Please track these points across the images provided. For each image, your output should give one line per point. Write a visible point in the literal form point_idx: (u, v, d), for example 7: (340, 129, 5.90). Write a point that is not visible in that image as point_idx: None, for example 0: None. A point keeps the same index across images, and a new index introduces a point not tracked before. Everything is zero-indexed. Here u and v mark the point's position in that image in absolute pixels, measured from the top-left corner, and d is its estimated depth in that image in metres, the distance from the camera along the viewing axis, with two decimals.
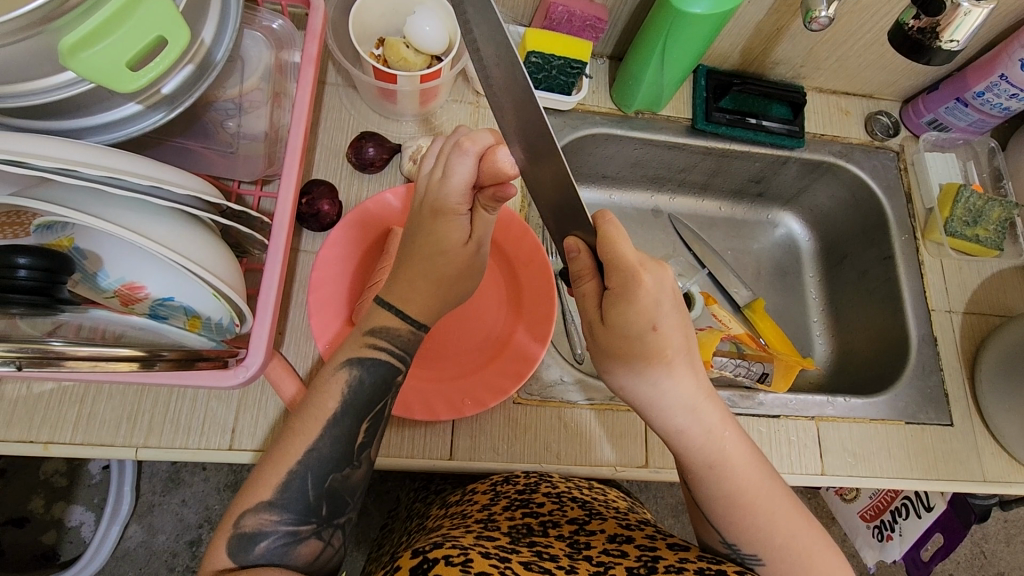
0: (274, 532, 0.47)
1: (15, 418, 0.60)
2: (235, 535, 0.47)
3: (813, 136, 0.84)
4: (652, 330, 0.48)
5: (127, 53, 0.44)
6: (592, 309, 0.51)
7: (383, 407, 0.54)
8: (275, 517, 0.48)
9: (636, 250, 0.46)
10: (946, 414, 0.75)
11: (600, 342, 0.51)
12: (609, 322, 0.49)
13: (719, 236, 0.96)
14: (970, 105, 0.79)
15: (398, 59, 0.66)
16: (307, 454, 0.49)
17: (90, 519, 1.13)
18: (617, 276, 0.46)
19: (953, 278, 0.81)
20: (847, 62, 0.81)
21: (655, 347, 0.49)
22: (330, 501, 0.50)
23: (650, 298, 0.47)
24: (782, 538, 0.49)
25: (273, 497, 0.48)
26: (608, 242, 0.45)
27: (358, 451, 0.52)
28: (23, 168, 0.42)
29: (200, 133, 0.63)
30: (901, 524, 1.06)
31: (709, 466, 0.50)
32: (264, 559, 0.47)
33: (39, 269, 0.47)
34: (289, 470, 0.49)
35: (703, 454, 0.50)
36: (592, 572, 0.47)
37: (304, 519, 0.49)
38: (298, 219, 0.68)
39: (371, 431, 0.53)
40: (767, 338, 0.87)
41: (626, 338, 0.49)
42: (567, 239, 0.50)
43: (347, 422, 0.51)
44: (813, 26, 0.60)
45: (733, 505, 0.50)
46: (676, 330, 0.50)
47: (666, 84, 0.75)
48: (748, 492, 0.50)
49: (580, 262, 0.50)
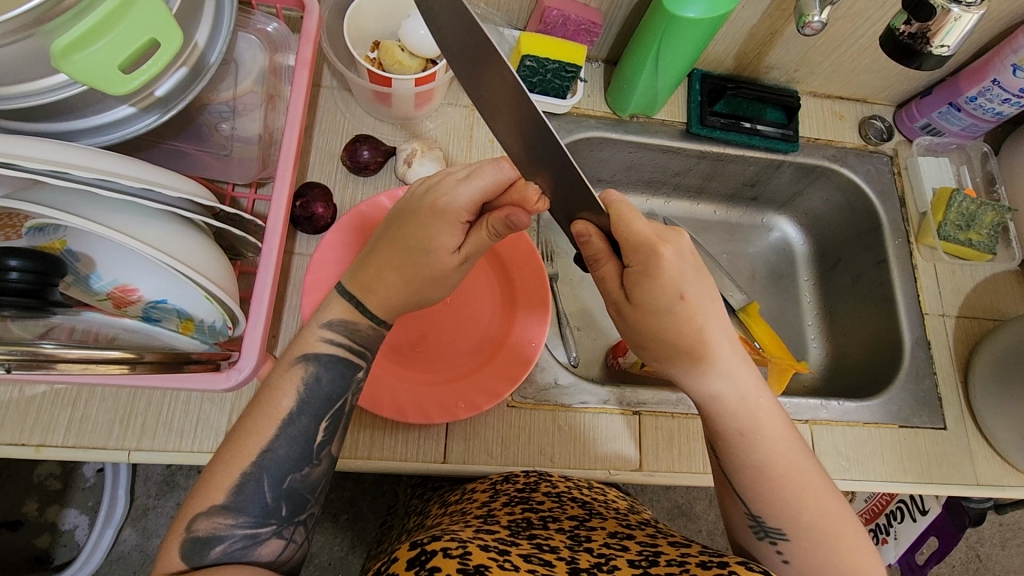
0: (230, 536, 0.46)
1: (7, 420, 0.60)
2: (188, 540, 0.46)
3: (807, 140, 0.85)
4: (680, 300, 0.47)
5: (120, 56, 0.44)
6: (616, 289, 0.51)
7: (342, 402, 0.53)
8: (230, 521, 0.47)
9: (649, 225, 0.46)
10: (939, 417, 0.75)
11: (629, 321, 0.51)
12: (639, 301, 0.49)
13: (715, 239, 0.96)
14: (963, 110, 0.80)
15: (393, 62, 0.67)
16: (262, 454, 0.48)
17: (84, 523, 1.12)
18: (636, 255, 0.46)
19: (946, 282, 0.81)
20: (842, 66, 0.81)
21: (685, 319, 0.48)
22: (290, 501, 0.49)
23: (674, 270, 0.46)
24: (811, 512, 0.48)
25: (227, 501, 0.47)
26: (620, 218, 0.46)
27: (318, 449, 0.51)
28: (13, 169, 0.42)
29: (195, 136, 0.63)
30: (897, 527, 1.07)
31: (742, 434, 0.49)
32: (221, 562, 0.46)
33: (30, 271, 0.47)
34: (242, 472, 0.47)
35: (736, 421, 0.49)
36: (593, 564, 0.47)
37: (263, 521, 0.48)
38: (291, 221, 0.68)
39: (331, 429, 0.52)
40: (762, 342, 0.86)
41: (655, 314, 0.48)
42: (578, 223, 0.50)
43: (303, 421, 0.50)
44: (806, 31, 0.60)
45: (762, 479, 0.49)
46: (705, 297, 0.48)
47: (660, 88, 0.75)
48: (777, 465, 0.49)
49: (595, 246, 0.50)
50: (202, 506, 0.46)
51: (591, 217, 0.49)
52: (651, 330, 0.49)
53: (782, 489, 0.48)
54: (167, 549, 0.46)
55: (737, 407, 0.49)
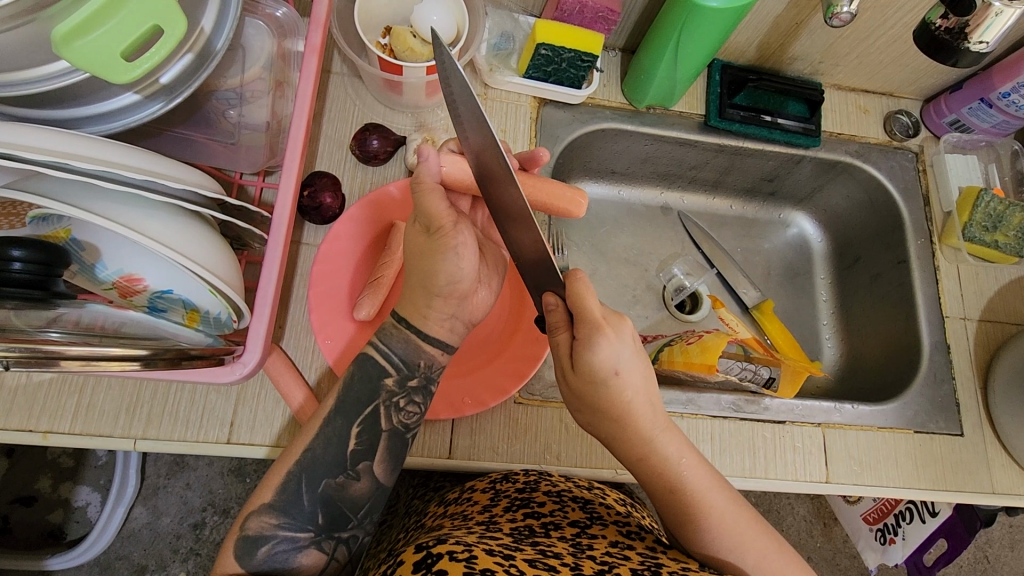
0: (275, 536, 0.51)
1: (15, 406, 0.60)
2: (240, 537, 0.51)
3: (830, 135, 0.82)
4: (615, 374, 0.49)
5: (123, 42, 0.42)
6: (564, 359, 0.52)
7: (374, 408, 0.55)
8: (275, 521, 0.51)
9: (601, 305, 0.49)
10: (956, 423, 0.73)
11: (573, 387, 0.52)
12: (583, 374, 0.50)
13: (729, 235, 0.94)
14: (994, 106, 0.77)
15: (405, 49, 0.65)
16: (302, 454, 0.53)
17: (96, 500, 1.14)
18: (582, 328, 0.49)
19: (968, 284, 0.79)
20: (869, 58, 0.78)
21: (616, 392, 0.50)
22: (326, 511, 0.53)
23: (611, 350, 0.49)
24: (754, 553, 0.50)
25: (274, 499, 0.52)
26: (577, 297, 0.48)
27: (352, 461, 0.54)
28: (12, 160, 0.41)
29: (203, 123, 0.62)
30: (905, 528, 1.03)
31: (668, 490, 0.53)
32: (265, 564, 0.50)
33: (35, 263, 0.46)
34: (286, 471, 0.52)
35: (660, 478, 0.53)
36: (597, 570, 0.46)
37: (304, 526, 0.52)
38: (298, 211, 0.67)
39: (365, 439, 0.55)
40: (775, 340, 0.85)
41: (591, 385, 0.50)
42: (545, 294, 0.52)
43: (338, 425, 0.54)
44: (834, 22, 0.57)
45: (697, 530, 0.51)
46: (636, 373, 0.51)
47: (679, 79, 0.73)
48: (708, 516, 0.51)
49: (557, 315, 0.51)
50: (254, 506, 0.52)
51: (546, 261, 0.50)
52: (590, 397, 0.52)
53: (717, 538, 0.50)
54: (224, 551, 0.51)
55: (667, 463, 0.53)
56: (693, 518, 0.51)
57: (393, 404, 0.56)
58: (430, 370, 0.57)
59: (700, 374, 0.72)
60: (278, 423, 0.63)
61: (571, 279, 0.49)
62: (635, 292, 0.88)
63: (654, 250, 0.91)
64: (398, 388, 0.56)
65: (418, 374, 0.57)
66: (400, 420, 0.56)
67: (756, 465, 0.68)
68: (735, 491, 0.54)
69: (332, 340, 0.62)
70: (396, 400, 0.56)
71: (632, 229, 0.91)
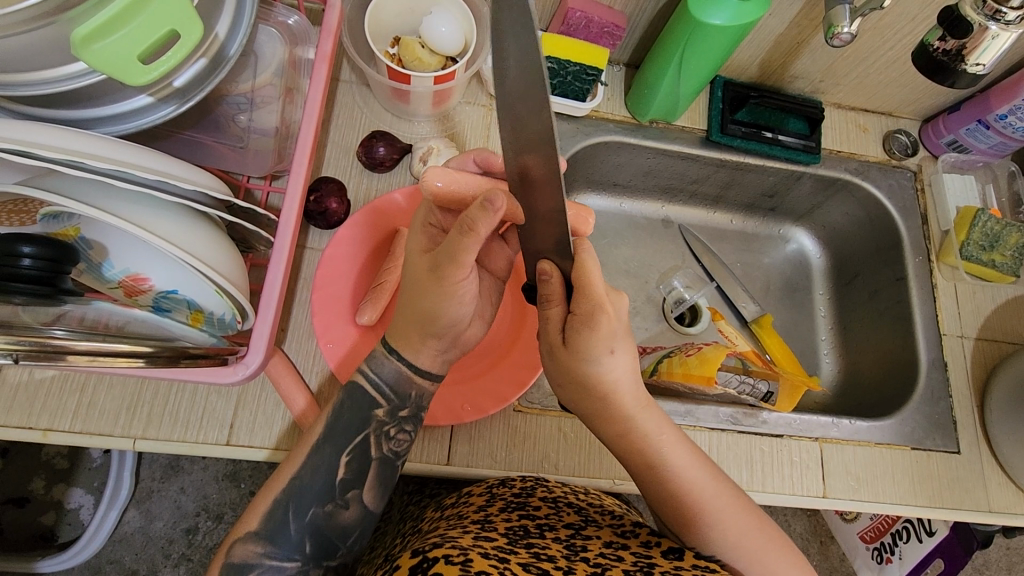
0: (261, 565, 0.51)
1: (15, 404, 0.60)
2: (225, 565, 0.50)
3: (829, 152, 0.84)
4: (607, 353, 0.50)
5: (139, 47, 0.43)
6: (554, 331, 0.53)
7: (363, 438, 0.55)
8: (260, 550, 0.51)
9: (604, 283, 0.49)
10: (953, 441, 0.74)
11: (558, 361, 0.53)
12: (573, 346, 0.51)
13: (729, 248, 0.95)
14: (992, 127, 0.78)
15: (413, 59, 0.66)
16: (289, 483, 0.53)
17: (89, 502, 1.13)
18: (583, 302, 0.49)
19: (966, 303, 0.80)
20: (869, 79, 0.80)
21: (603, 372, 0.51)
22: (314, 540, 0.53)
23: (608, 327, 0.49)
24: (735, 530, 0.50)
25: (259, 527, 0.52)
26: (581, 268, 0.48)
27: (341, 489, 0.54)
28: (28, 158, 0.42)
29: (212, 127, 0.63)
30: (902, 547, 1.04)
31: (647, 467, 0.53)
32: None
33: (43, 258, 0.47)
34: (269, 502, 0.52)
35: (639, 457, 0.54)
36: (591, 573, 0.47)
37: (291, 556, 0.52)
38: (305, 215, 0.68)
39: (354, 467, 0.55)
40: (773, 355, 0.85)
41: (580, 359, 0.51)
42: (541, 262, 0.51)
43: (325, 451, 0.54)
44: (834, 42, 0.58)
45: (679, 507, 0.52)
46: (628, 357, 0.52)
47: (682, 95, 0.74)
48: (693, 493, 0.52)
49: (551, 287, 0.51)
50: (240, 533, 0.52)
51: (550, 249, 0.50)
52: (574, 371, 0.52)
53: (703, 517, 0.51)
54: (212, 565, 0.51)
55: (650, 443, 0.53)
56: (676, 496, 0.52)
57: (382, 433, 0.56)
58: (421, 399, 0.58)
59: (699, 386, 0.74)
60: (276, 428, 0.63)
61: (577, 248, 0.49)
62: (635, 303, 0.89)
63: (654, 262, 0.92)
64: (389, 419, 0.56)
65: (408, 405, 0.57)
66: (389, 449, 0.56)
67: (754, 478, 0.68)
68: (718, 469, 0.55)
69: (333, 344, 0.62)
70: (387, 430, 0.56)
71: (633, 242, 0.92)
